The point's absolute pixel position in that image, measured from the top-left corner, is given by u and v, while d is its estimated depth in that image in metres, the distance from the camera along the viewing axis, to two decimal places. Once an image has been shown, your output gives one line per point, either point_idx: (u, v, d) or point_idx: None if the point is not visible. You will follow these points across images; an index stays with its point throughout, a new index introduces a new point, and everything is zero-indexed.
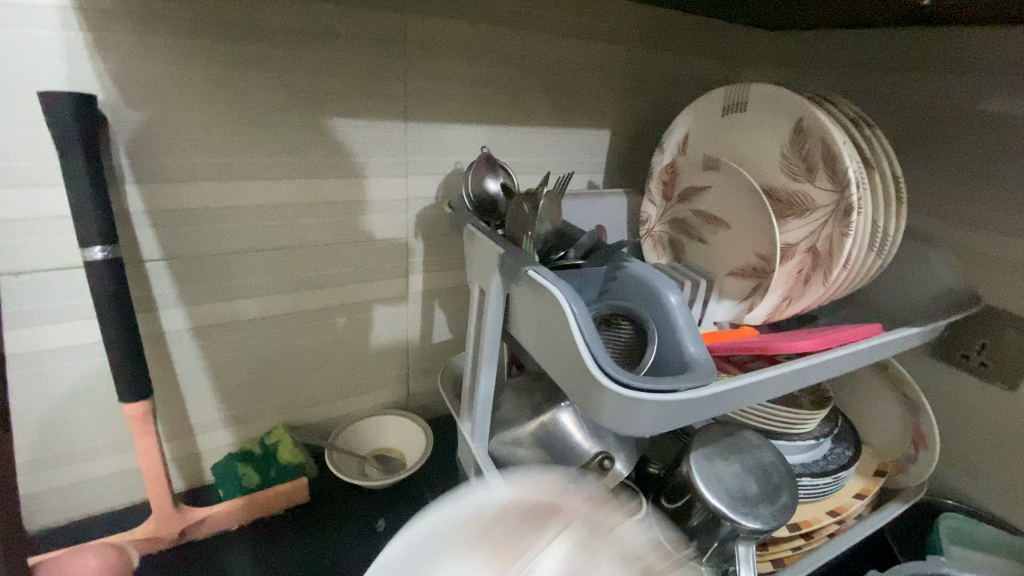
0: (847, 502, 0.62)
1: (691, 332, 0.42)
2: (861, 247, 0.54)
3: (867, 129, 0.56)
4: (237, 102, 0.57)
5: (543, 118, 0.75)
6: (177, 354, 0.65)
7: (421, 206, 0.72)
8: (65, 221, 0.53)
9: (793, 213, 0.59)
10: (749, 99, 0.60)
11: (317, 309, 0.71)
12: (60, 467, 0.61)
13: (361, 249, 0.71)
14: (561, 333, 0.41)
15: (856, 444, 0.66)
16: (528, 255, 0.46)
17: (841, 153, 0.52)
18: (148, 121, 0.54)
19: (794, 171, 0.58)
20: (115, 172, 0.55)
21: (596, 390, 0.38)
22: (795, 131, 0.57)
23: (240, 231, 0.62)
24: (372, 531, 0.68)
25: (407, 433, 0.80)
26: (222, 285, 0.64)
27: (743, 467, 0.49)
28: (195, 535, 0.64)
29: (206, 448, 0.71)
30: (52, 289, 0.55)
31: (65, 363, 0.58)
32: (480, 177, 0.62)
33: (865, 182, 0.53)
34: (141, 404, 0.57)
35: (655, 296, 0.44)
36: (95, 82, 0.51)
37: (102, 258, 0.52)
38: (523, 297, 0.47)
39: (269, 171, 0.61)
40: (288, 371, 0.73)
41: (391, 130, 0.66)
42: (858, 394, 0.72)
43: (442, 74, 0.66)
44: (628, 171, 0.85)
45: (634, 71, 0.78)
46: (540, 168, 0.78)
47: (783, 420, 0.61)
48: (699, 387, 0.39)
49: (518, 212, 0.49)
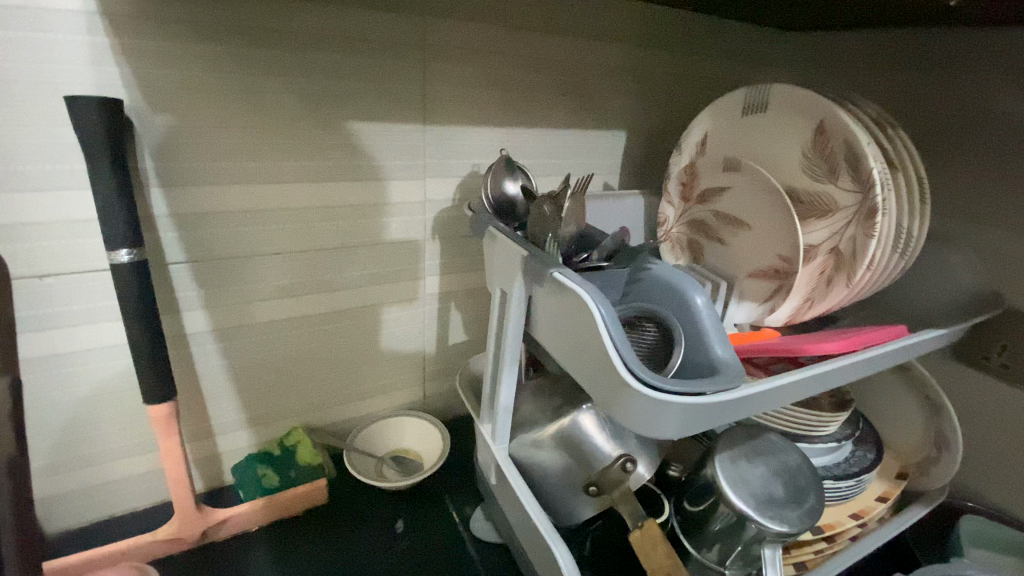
0: (870, 505, 0.62)
1: (718, 334, 0.42)
2: (885, 248, 0.53)
3: (891, 129, 0.56)
4: (259, 105, 0.58)
5: (559, 120, 0.75)
6: (199, 356, 0.65)
7: (438, 209, 0.72)
8: (91, 225, 0.54)
9: (815, 213, 0.59)
10: (770, 100, 0.60)
11: (336, 311, 0.72)
12: (85, 468, 0.62)
13: (379, 252, 0.71)
14: (587, 335, 0.41)
15: (878, 447, 0.66)
16: (551, 257, 0.45)
17: (864, 154, 0.52)
18: (172, 125, 0.55)
19: (816, 171, 0.58)
20: (140, 177, 0.55)
21: (624, 393, 0.38)
22: (816, 131, 0.57)
23: (261, 234, 0.63)
24: (391, 532, 0.69)
25: (425, 434, 0.80)
26: (243, 288, 0.65)
27: (769, 470, 0.49)
28: (216, 535, 0.65)
29: (226, 450, 0.72)
30: (78, 292, 0.55)
31: (91, 364, 0.58)
32: (499, 180, 0.62)
33: (889, 183, 0.52)
34: (165, 406, 0.57)
35: (680, 297, 0.44)
36: (121, 87, 0.52)
37: (128, 261, 0.53)
38: (546, 299, 0.47)
39: (290, 174, 0.62)
40: (306, 373, 0.73)
41: (410, 133, 0.66)
42: (878, 396, 0.71)
43: (460, 77, 0.66)
44: (644, 172, 0.85)
45: (650, 73, 0.78)
46: (556, 170, 0.78)
47: (804, 423, 0.61)
48: (727, 390, 0.39)
49: (540, 214, 0.49)
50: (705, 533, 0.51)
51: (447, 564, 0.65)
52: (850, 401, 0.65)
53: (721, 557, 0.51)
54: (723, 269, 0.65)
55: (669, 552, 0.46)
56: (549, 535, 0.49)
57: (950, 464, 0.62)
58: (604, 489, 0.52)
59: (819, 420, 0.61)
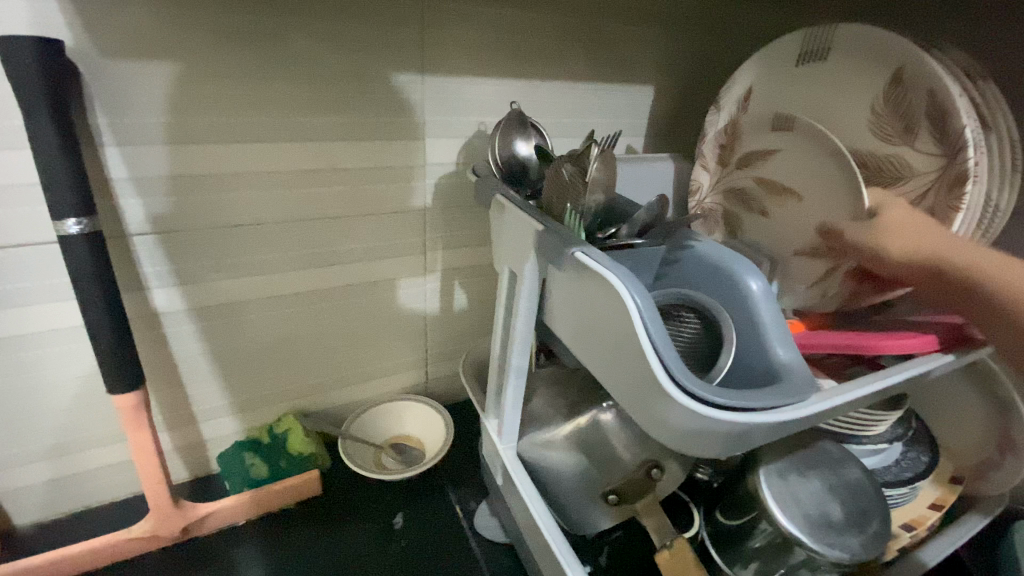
0: (923, 514, 0.55)
1: (778, 329, 0.34)
2: (970, 226, 0.45)
3: (982, 79, 0.46)
4: (230, 52, 0.49)
5: (579, 73, 0.65)
6: (175, 337, 0.59)
7: (440, 174, 0.64)
8: (34, 191, 0.47)
9: (883, 182, 0.50)
10: (834, 44, 0.51)
11: (328, 288, 0.64)
12: (55, 458, 0.57)
13: (374, 223, 0.63)
14: (617, 328, 0.33)
15: (932, 447, 0.58)
16: (573, 233, 0.37)
17: (955, 108, 0.43)
18: (125, 73, 0.46)
19: (888, 131, 0.49)
20: (91, 134, 0.47)
21: (664, 404, 0.31)
22: (891, 82, 0.47)
23: (237, 202, 0.55)
24: (389, 528, 0.63)
25: (426, 421, 0.74)
26: (220, 262, 0.57)
27: (825, 487, 0.42)
28: (198, 531, 0.60)
29: (210, 437, 0.66)
30: (25, 267, 0.48)
31: (48, 348, 0.52)
32: (509, 140, 0.53)
33: (982, 144, 0.43)
34: (132, 396, 0.51)
35: (730, 283, 0.36)
36: (62, 25, 0.43)
37: (78, 233, 0.46)
38: (565, 283, 0.39)
39: (269, 133, 0.53)
40: (297, 356, 0.67)
41: (407, 85, 0.57)
42: (934, 389, 0.63)
43: (468, 20, 0.57)
44: (673, 133, 0.75)
45: (686, 15, 0.67)
46: (574, 130, 0.69)
47: (850, 423, 0.54)
48: (794, 402, 0.31)
49: (559, 176, 0.41)
50: (740, 550, 0.45)
51: (448, 564, 0.60)
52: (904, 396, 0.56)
53: None
54: (768, 246, 0.57)
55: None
56: (559, 549, 0.43)
57: (1016, 469, 0.55)
58: (627, 497, 0.46)
59: (869, 418, 0.54)
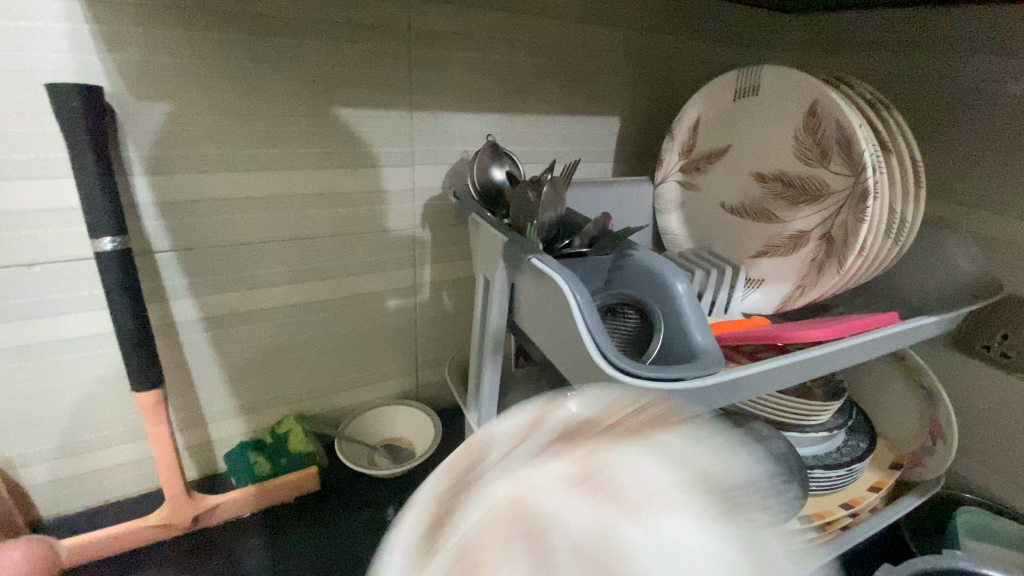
0: (861, 494, 0.61)
1: (697, 319, 0.42)
2: (877, 234, 0.52)
3: (885, 110, 0.54)
4: (242, 93, 0.57)
5: (551, 107, 0.74)
6: (189, 344, 0.65)
7: (428, 197, 0.72)
8: (74, 214, 0.54)
9: (807, 198, 0.58)
10: (762, 83, 0.59)
11: (326, 300, 0.72)
12: (80, 453, 0.63)
13: (367, 241, 0.71)
14: (563, 320, 0.40)
15: (871, 436, 0.65)
16: (531, 244, 0.45)
17: (856, 137, 0.51)
18: (154, 113, 0.54)
19: (808, 156, 0.57)
20: (124, 165, 0.55)
21: (600, 379, 0.38)
22: (809, 113, 0.56)
23: (247, 222, 0.63)
24: (381, 519, 0.69)
25: (416, 423, 0.80)
26: (230, 276, 0.64)
27: (753, 459, 0.49)
28: (208, 522, 0.66)
29: (217, 438, 0.73)
30: (62, 281, 0.56)
31: (78, 353, 0.59)
32: (485, 167, 0.61)
33: (882, 166, 0.51)
34: (153, 394, 0.58)
35: (660, 284, 0.44)
36: (101, 74, 0.51)
37: (112, 249, 0.53)
38: (525, 286, 0.46)
39: (276, 161, 0.62)
40: (298, 362, 0.73)
41: (396, 121, 0.66)
42: (872, 383, 0.71)
43: (448, 63, 0.65)
44: (638, 158, 0.84)
45: (645, 56, 0.77)
46: (547, 157, 0.77)
47: (797, 414, 0.60)
48: (706, 375, 0.39)
49: (524, 199, 0.48)
50: None
51: None
52: (842, 390, 0.64)
53: None
54: (730, 256, 0.65)
55: None
56: None
57: (945, 455, 0.61)
58: None
59: (812, 407, 0.59)
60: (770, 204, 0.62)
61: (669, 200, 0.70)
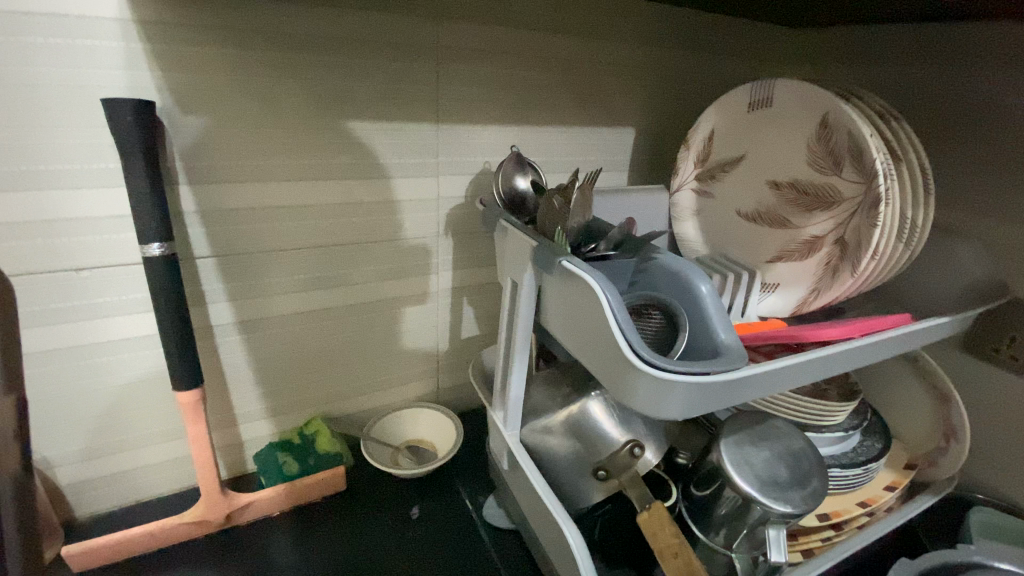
0: (878, 493, 0.62)
1: (721, 318, 0.44)
2: (889, 239, 0.54)
3: (894, 121, 0.57)
4: (280, 107, 0.60)
5: (569, 119, 0.77)
6: (223, 347, 0.68)
7: (452, 205, 0.75)
8: (124, 221, 0.57)
9: (820, 205, 0.61)
10: (775, 95, 0.62)
11: (354, 304, 0.74)
12: (119, 452, 0.66)
13: (392, 248, 0.73)
14: (594, 319, 0.43)
15: (886, 436, 0.66)
16: (561, 247, 0.47)
17: (867, 145, 0.53)
18: (198, 125, 0.58)
19: (822, 164, 0.59)
20: (170, 175, 0.58)
21: (631, 374, 0.40)
22: (820, 123, 0.59)
23: (281, 229, 0.66)
24: (407, 518, 0.71)
25: (438, 426, 0.82)
26: (265, 282, 0.67)
27: (773, 454, 0.51)
28: (240, 519, 0.68)
29: (248, 438, 0.75)
30: (110, 284, 0.59)
31: (121, 354, 0.62)
32: (510, 176, 0.64)
33: (893, 173, 0.53)
34: (193, 393, 0.60)
35: (685, 285, 0.47)
36: (152, 89, 0.55)
37: (159, 254, 0.56)
38: (555, 287, 0.49)
39: (309, 172, 0.65)
40: (325, 365, 0.76)
41: (423, 132, 0.69)
42: (885, 385, 0.72)
43: (473, 77, 0.69)
44: (652, 168, 0.87)
45: (659, 70, 0.80)
46: (565, 166, 0.80)
47: (813, 414, 0.62)
48: (732, 370, 0.41)
49: (550, 206, 0.50)
50: (712, 517, 0.53)
51: (461, 547, 0.67)
52: (858, 391, 0.65)
53: (727, 541, 0.52)
54: (745, 262, 0.67)
55: (676, 532, 0.48)
56: (558, 514, 0.51)
57: (958, 454, 0.62)
58: (613, 473, 0.55)
59: (827, 407, 0.61)
60: (784, 210, 0.64)
61: (685, 208, 0.73)
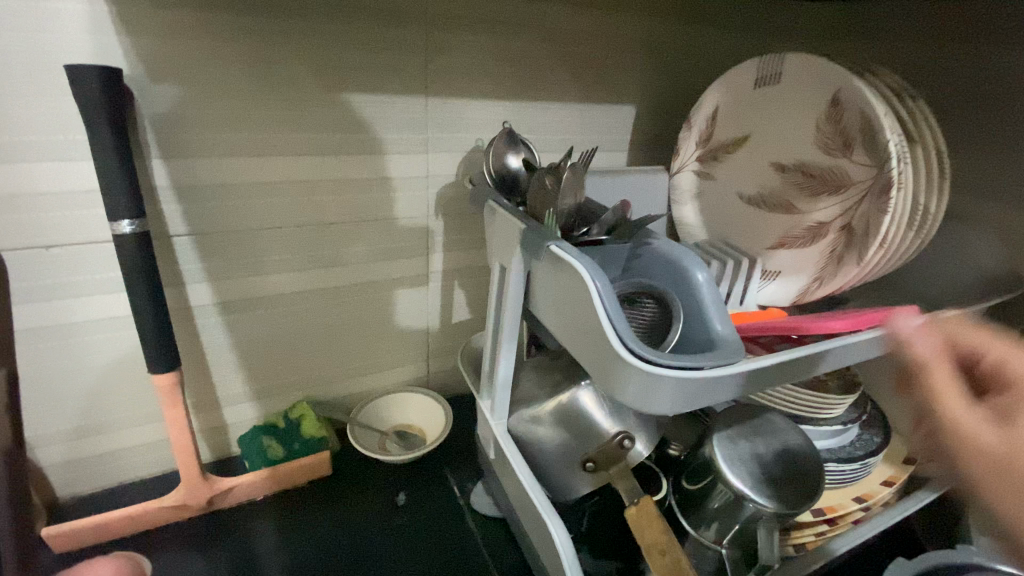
0: (874, 489, 0.61)
1: (718, 309, 0.42)
2: (899, 226, 0.51)
3: (911, 100, 0.53)
4: (259, 76, 0.57)
5: (567, 95, 0.73)
6: (204, 328, 0.66)
7: (442, 184, 0.72)
8: (93, 196, 0.54)
9: (828, 189, 0.58)
10: (784, 70, 0.59)
11: (340, 286, 0.72)
12: (99, 434, 0.64)
13: (381, 228, 0.71)
14: (583, 308, 0.40)
15: (885, 430, 0.64)
16: (550, 230, 0.45)
17: (880, 125, 0.50)
18: (171, 95, 0.54)
19: (831, 146, 0.56)
20: (142, 148, 0.55)
21: (619, 367, 0.38)
22: (831, 102, 0.55)
23: (260, 208, 0.63)
24: (393, 504, 0.70)
25: (427, 411, 0.80)
26: (247, 262, 0.65)
27: (768, 450, 0.49)
28: (223, 504, 0.66)
29: (232, 422, 0.73)
30: (81, 262, 0.56)
31: (95, 335, 0.59)
32: (501, 154, 0.61)
33: (906, 155, 0.50)
34: (169, 375, 0.59)
35: (681, 273, 0.44)
36: (120, 56, 0.51)
37: (130, 232, 0.53)
38: (543, 273, 0.46)
39: (291, 147, 0.61)
40: (311, 349, 0.74)
41: (412, 106, 0.65)
42: (887, 377, 0.70)
43: (465, 47, 0.65)
44: (653, 148, 0.83)
45: (663, 43, 0.76)
46: (561, 145, 0.77)
47: (810, 406, 0.59)
48: (726, 365, 0.38)
49: (542, 186, 0.48)
50: (704, 512, 0.51)
51: (447, 535, 0.66)
52: (858, 384, 0.63)
53: (718, 536, 0.51)
54: (746, 248, 0.64)
55: (665, 529, 0.46)
56: (542, 507, 0.49)
57: (961, 450, 0.61)
58: (601, 465, 0.53)
59: (826, 401, 0.59)
60: (789, 194, 0.61)
61: (685, 190, 0.70)
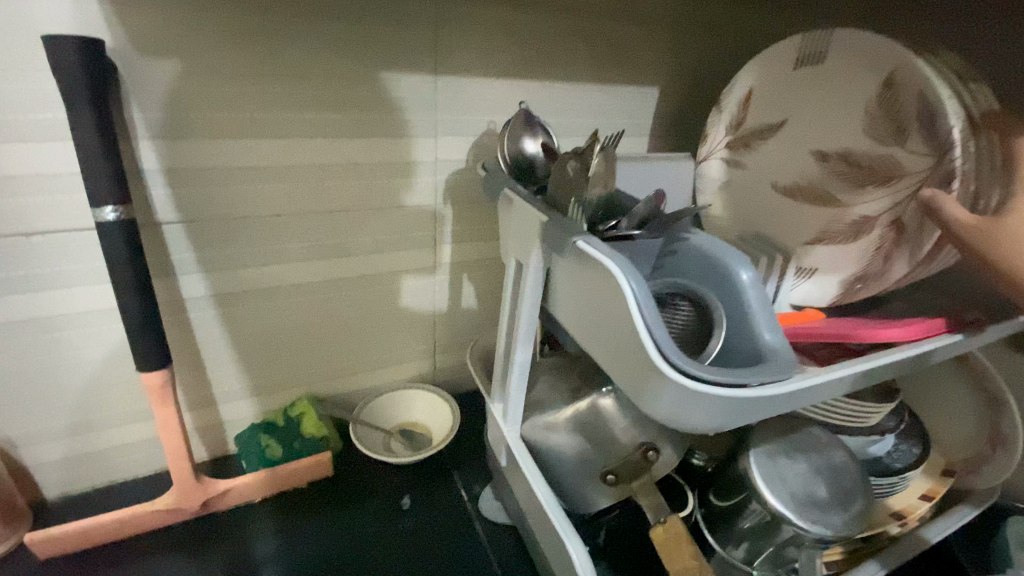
0: (913, 504, 0.57)
1: (766, 316, 0.37)
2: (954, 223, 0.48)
3: (975, 83, 0.48)
4: (255, 50, 0.52)
5: (587, 75, 0.68)
6: (198, 322, 0.62)
7: (452, 170, 0.67)
8: (74, 180, 0.50)
9: (876, 180, 0.52)
10: (830, 49, 0.54)
11: (342, 278, 0.67)
12: (87, 432, 0.61)
13: (386, 216, 0.66)
14: (614, 312, 0.36)
15: (924, 441, 0.60)
16: (575, 224, 0.40)
17: (944, 110, 0.46)
18: (159, 71, 0.50)
19: (881, 132, 0.51)
20: (127, 128, 0.51)
21: (655, 381, 0.33)
22: (884, 85, 0.50)
23: (256, 194, 0.58)
24: (397, 508, 0.66)
25: (433, 409, 0.77)
26: (243, 251, 0.61)
27: (810, 469, 0.45)
28: (219, 507, 0.63)
29: (229, 419, 0.70)
30: (62, 251, 0.52)
31: (80, 329, 0.56)
32: (517, 137, 0.56)
33: (970, 144, 0.46)
34: (160, 374, 0.55)
35: (724, 275, 0.39)
36: (102, 26, 0.46)
37: (114, 219, 0.49)
38: (567, 271, 0.42)
39: (289, 128, 0.57)
40: (312, 344, 0.70)
41: (421, 85, 0.60)
42: (923, 383, 0.66)
43: (480, 22, 0.60)
44: (676, 134, 0.78)
45: (692, 20, 0.70)
46: (580, 129, 0.71)
47: (847, 416, 0.55)
48: (778, 382, 0.34)
49: (564, 172, 0.43)
50: (732, 531, 0.48)
51: (453, 542, 0.63)
52: (897, 390, 0.58)
53: (747, 557, 0.48)
54: (779, 243, 0.59)
55: (694, 552, 0.42)
56: (560, 525, 0.45)
57: (1006, 462, 0.57)
58: (623, 478, 0.49)
59: (863, 411, 0.55)
60: (830, 185, 0.55)
61: (713, 180, 0.65)
